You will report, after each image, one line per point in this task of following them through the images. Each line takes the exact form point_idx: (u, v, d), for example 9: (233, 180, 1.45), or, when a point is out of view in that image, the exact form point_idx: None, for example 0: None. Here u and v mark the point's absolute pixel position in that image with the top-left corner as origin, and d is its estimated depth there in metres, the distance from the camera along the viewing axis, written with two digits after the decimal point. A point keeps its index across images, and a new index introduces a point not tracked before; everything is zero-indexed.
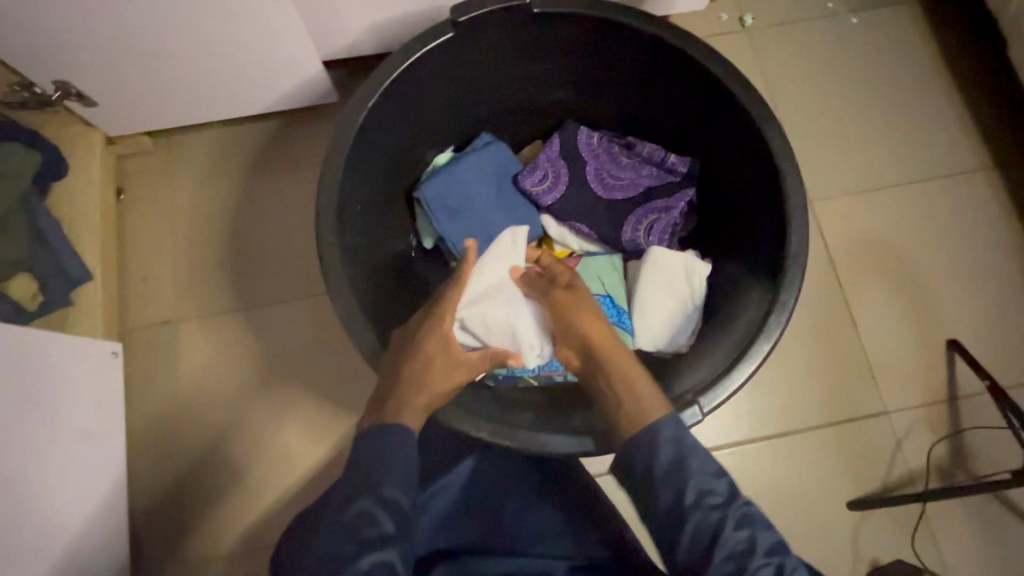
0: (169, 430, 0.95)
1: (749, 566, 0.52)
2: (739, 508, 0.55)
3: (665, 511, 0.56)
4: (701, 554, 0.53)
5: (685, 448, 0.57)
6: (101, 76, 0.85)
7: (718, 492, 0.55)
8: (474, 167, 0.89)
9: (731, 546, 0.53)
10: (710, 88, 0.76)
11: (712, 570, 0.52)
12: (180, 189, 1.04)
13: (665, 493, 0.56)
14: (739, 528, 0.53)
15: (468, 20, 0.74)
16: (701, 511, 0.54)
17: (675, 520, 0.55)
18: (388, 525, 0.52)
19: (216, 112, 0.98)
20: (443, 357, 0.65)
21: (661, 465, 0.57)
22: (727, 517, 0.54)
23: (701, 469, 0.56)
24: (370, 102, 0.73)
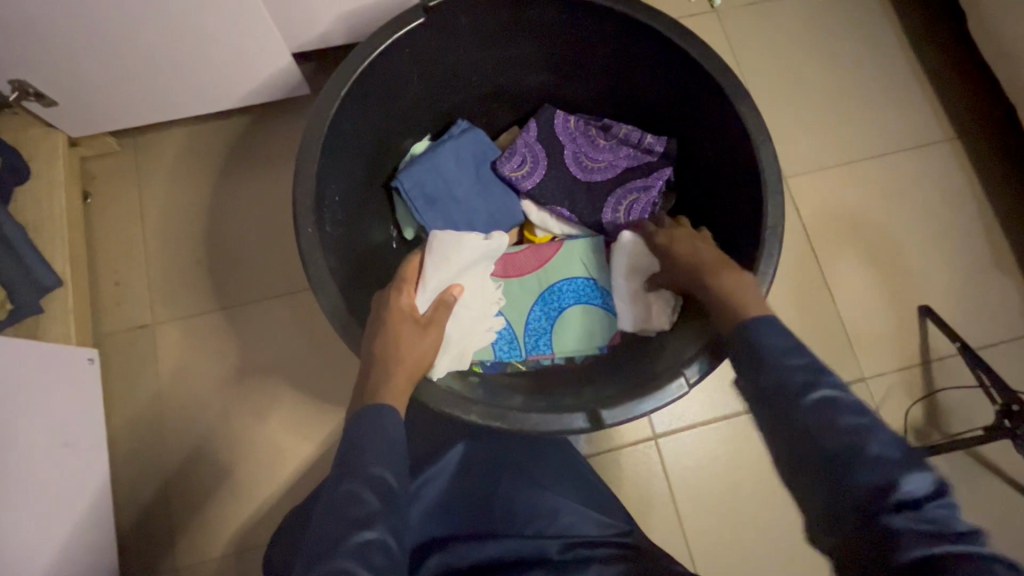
0: (152, 436, 0.94)
1: (861, 454, 0.44)
2: (831, 393, 0.48)
3: (751, 393, 0.52)
4: (806, 436, 0.47)
5: (788, 338, 0.53)
6: (60, 74, 0.82)
7: (826, 380, 0.49)
8: (453, 154, 0.88)
9: (838, 428, 0.46)
10: (682, 65, 0.76)
11: (801, 452, 0.46)
12: (150, 189, 1.01)
13: (758, 367, 0.52)
14: (850, 417, 0.46)
15: (439, 4, 0.74)
16: (788, 389, 0.49)
17: (779, 402, 0.49)
18: (373, 500, 0.51)
19: (184, 107, 0.95)
20: (419, 335, 0.67)
21: (752, 345, 0.54)
22: (816, 397, 0.48)
23: (804, 357, 0.51)
24: (343, 89, 0.71)
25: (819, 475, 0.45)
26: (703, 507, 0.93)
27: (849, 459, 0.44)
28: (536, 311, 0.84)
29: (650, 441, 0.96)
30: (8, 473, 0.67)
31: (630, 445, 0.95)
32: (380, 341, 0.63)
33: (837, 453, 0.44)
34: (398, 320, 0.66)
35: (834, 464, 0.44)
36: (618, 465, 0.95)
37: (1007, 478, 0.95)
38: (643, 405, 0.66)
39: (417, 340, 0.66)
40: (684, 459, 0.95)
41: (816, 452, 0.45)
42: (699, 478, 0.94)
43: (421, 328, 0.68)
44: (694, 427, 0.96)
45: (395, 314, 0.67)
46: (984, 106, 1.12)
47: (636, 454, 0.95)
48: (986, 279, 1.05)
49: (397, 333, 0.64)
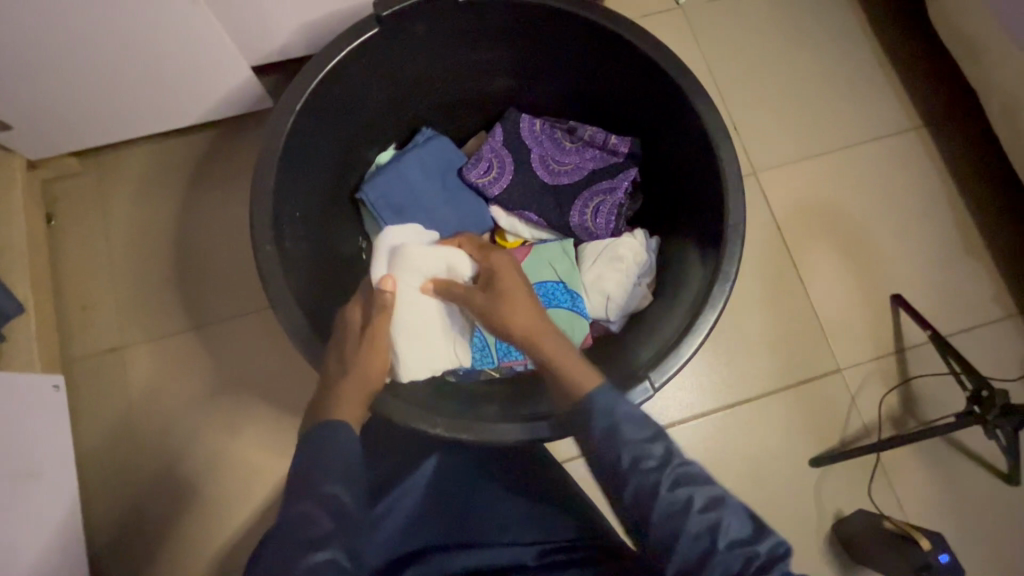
0: (127, 460, 0.92)
1: (687, 526, 0.51)
2: (677, 470, 0.53)
3: (620, 485, 0.55)
4: (646, 510, 0.53)
5: (618, 416, 0.57)
6: (11, 97, 0.80)
7: (653, 454, 0.54)
8: (417, 163, 0.88)
9: (670, 504, 0.52)
10: (641, 66, 0.76)
11: (676, 541, 0.51)
12: (114, 209, 1.00)
13: (598, 444, 0.57)
14: (675, 491, 0.52)
15: (392, 14, 0.73)
16: (648, 478, 0.53)
17: (617, 477, 0.55)
18: (325, 522, 0.50)
19: (143, 125, 0.94)
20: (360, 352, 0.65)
21: (599, 436, 0.56)
22: (662, 478, 0.53)
23: (635, 436, 0.55)
24: (298, 103, 0.71)
25: (697, 561, 0.50)
26: None
27: (703, 531, 0.51)
28: None
29: None
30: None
31: None
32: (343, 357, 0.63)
33: (671, 527, 0.52)
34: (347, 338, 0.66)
35: (669, 537, 0.52)
36: None
37: (983, 461, 0.95)
38: None
39: (361, 356, 0.64)
40: None
41: (687, 537, 0.51)
42: None
43: (364, 343, 0.66)
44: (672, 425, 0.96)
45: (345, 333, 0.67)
46: (948, 94, 1.13)
47: None
48: (956, 264, 1.06)
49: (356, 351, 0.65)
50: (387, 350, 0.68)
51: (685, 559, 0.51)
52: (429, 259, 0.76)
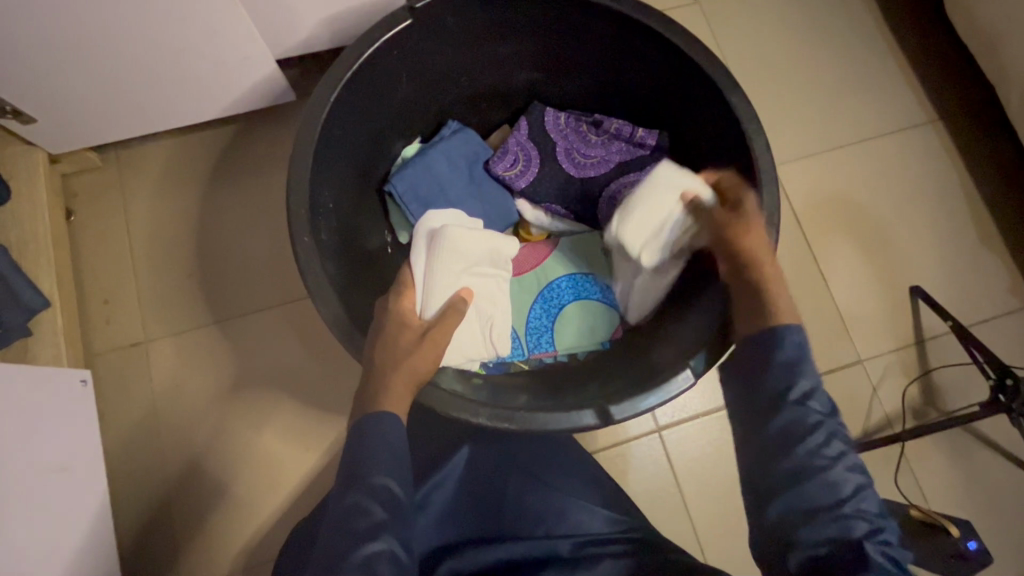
0: (151, 455, 0.92)
1: (829, 471, 0.52)
2: (831, 425, 0.54)
3: (761, 403, 0.56)
4: (789, 442, 0.53)
5: (803, 358, 0.57)
6: (38, 90, 0.80)
7: (815, 401, 0.55)
8: (445, 156, 0.88)
9: (813, 448, 0.53)
10: (672, 57, 0.76)
11: (811, 481, 0.52)
12: (136, 203, 0.99)
13: (763, 370, 0.58)
14: (827, 440, 0.53)
15: (425, 5, 0.73)
16: (798, 408, 0.55)
17: (770, 404, 0.56)
18: (378, 513, 0.50)
19: (166, 119, 0.93)
20: (418, 351, 0.65)
21: (776, 365, 0.57)
22: (821, 423, 0.54)
23: (806, 384, 0.56)
24: (333, 94, 0.71)
25: (819, 504, 0.51)
26: (708, 497, 0.94)
27: (833, 482, 0.52)
28: (536, 308, 0.85)
29: (654, 433, 0.96)
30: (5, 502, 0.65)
31: (636, 438, 0.95)
32: (383, 346, 0.63)
33: (804, 464, 0.52)
34: (395, 339, 0.65)
35: (801, 470, 0.52)
36: (624, 459, 0.95)
37: (1003, 450, 0.96)
38: (648, 399, 0.66)
39: (416, 352, 0.64)
40: (689, 449, 0.96)
41: (802, 468, 0.52)
42: (704, 466, 0.95)
43: (420, 340, 0.67)
44: (696, 417, 0.96)
45: (392, 333, 0.65)
46: (964, 87, 1.14)
47: (641, 447, 0.95)
48: (974, 256, 1.07)
49: (397, 340, 0.64)
50: (434, 343, 0.67)
51: (794, 485, 0.52)
52: (475, 244, 0.77)
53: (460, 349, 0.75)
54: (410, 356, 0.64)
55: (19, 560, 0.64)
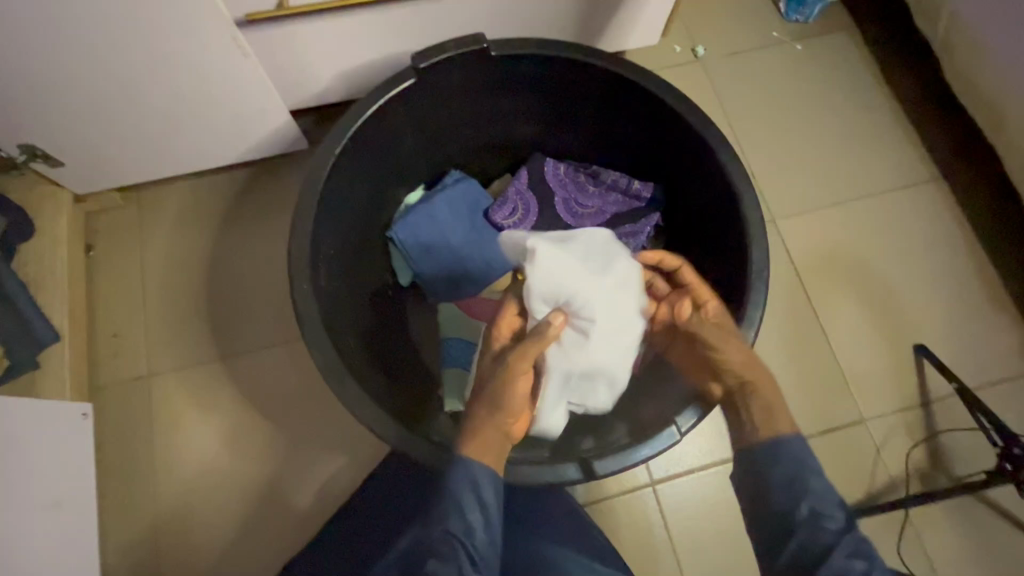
0: (146, 492, 0.93)
1: None
2: (854, 539, 0.53)
3: (772, 528, 0.55)
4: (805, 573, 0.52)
5: (806, 467, 0.56)
6: (68, 138, 0.86)
7: (835, 514, 0.54)
8: (446, 204, 0.91)
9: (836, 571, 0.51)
10: (666, 117, 0.79)
11: None
12: (151, 241, 1.04)
13: (758, 487, 0.57)
14: (852, 559, 0.51)
15: (429, 65, 0.77)
16: (810, 528, 0.54)
17: (785, 527, 0.55)
18: (456, 525, 0.55)
19: (185, 164, 0.98)
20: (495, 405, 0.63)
21: (779, 479, 0.56)
22: (840, 542, 0.52)
23: (818, 491, 0.55)
24: (337, 146, 0.75)
25: None
26: (702, 560, 0.91)
27: None
28: None
29: (648, 488, 0.94)
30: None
31: (629, 491, 0.94)
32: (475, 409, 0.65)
33: None
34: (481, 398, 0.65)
35: None
36: (616, 513, 0.93)
37: (1015, 520, 0.92)
38: (635, 453, 0.66)
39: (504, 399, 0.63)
40: (684, 506, 0.93)
41: None
42: (700, 524, 0.92)
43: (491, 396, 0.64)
44: (692, 473, 0.94)
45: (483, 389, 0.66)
46: (966, 146, 1.14)
47: (634, 501, 0.93)
48: (978, 314, 1.05)
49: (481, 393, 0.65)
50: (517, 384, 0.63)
51: None
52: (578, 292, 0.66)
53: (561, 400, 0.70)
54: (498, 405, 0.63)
55: None
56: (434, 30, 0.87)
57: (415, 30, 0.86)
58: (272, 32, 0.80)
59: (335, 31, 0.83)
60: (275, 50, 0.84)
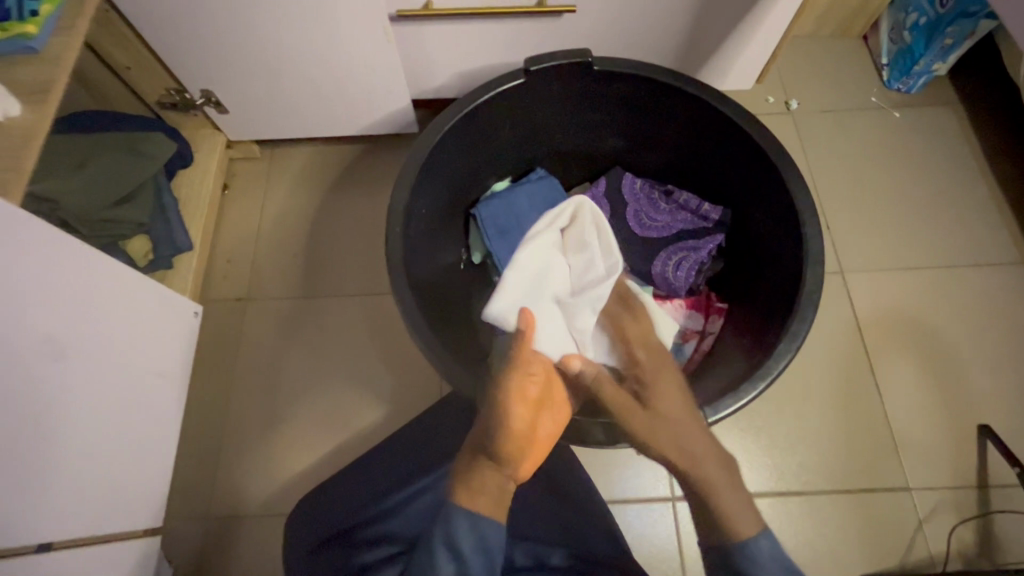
0: (223, 401, 1.06)
1: None
2: None
3: None
4: None
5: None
6: (236, 90, 1.04)
7: None
8: (527, 196, 1.01)
9: None
10: (744, 145, 0.85)
11: None
12: (275, 190, 1.22)
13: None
14: None
15: (537, 69, 0.88)
16: None
17: None
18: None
19: (316, 128, 1.15)
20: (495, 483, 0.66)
21: None
22: None
23: None
24: (446, 124, 0.87)
25: None
26: None
27: None
28: None
29: (669, 502, 0.95)
30: (97, 383, 0.77)
31: (650, 500, 0.95)
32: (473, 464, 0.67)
33: None
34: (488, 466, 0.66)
35: None
36: (633, 517, 0.95)
37: None
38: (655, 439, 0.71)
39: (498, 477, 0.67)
40: None
41: None
42: None
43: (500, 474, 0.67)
44: None
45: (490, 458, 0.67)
46: None
47: (653, 510, 0.95)
48: None
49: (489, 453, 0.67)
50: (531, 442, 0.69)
51: None
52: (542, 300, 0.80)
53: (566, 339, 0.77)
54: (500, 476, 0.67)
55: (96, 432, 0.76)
56: (548, 43, 0.99)
57: (531, 40, 0.98)
58: (415, 26, 0.95)
59: (465, 33, 0.96)
60: (412, 43, 0.99)
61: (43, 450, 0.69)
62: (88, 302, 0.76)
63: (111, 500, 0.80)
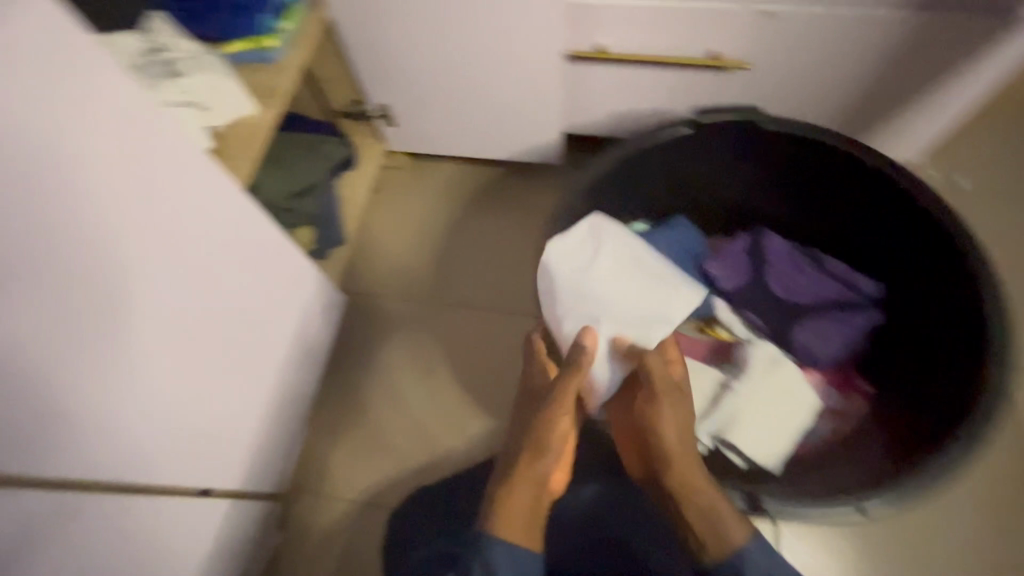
0: (343, 390, 1.13)
1: None
2: None
3: None
4: None
5: None
6: (408, 106, 1.13)
7: None
8: (666, 242, 1.00)
9: None
10: (925, 225, 0.82)
11: None
12: (417, 200, 1.30)
13: None
14: None
15: (706, 122, 0.88)
16: None
17: None
18: None
19: (466, 148, 1.21)
20: (528, 483, 0.69)
21: None
22: None
23: None
24: (606, 162, 0.88)
25: None
26: None
27: None
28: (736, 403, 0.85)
29: None
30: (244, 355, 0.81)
31: None
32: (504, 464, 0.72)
33: None
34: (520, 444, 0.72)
35: None
36: None
37: None
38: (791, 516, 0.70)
39: (534, 460, 0.70)
40: None
41: None
42: None
43: (527, 459, 0.70)
44: None
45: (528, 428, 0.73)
46: None
47: None
48: None
49: (524, 444, 0.71)
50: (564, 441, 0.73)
51: None
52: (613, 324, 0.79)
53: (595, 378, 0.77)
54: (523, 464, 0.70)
55: (229, 404, 0.79)
56: (713, 92, 0.99)
57: (696, 88, 0.99)
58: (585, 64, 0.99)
59: (632, 74, 0.99)
60: (577, 79, 1.03)
61: (179, 402, 0.70)
62: (257, 275, 0.80)
63: (235, 467, 0.84)
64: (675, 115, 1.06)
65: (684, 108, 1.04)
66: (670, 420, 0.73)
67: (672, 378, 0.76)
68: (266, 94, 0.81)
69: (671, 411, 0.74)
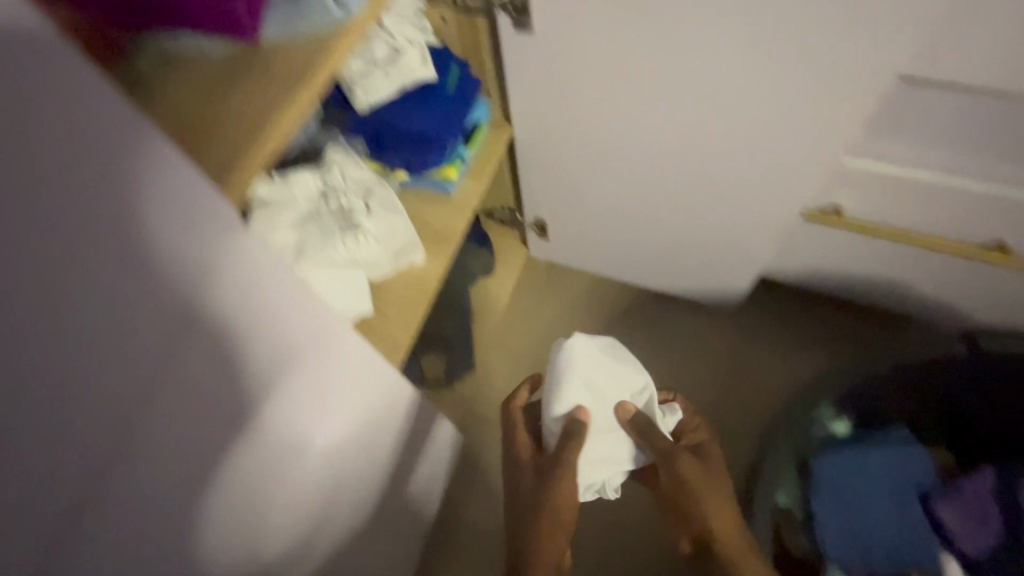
0: (439, 543, 0.94)
1: None
2: None
3: None
4: None
5: None
6: (570, 221, 0.91)
7: None
8: (879, 464, 0.78)
9: None
10: None
11: None
12: (548, 311, 1.05)
13: None
14: None
15: (987, 351, 0.76)
16: None
17: None
18: None
19: (626, 271, 0.99)
20: (560, 538, 0.59)
21: None
22: None
23: None
24: (854, 372, 0.79)
25: None
26: None
27: None
28: None
29: None
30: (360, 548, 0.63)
31: None
32: (521, 485, 0.61)
33: None
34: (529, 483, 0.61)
35: None
36: None
37: None
38: None
39: (558, 496, 0.58)
40: None
41: None
42: None
43: (549, 487, 0.58)
44: None
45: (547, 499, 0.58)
46: None
47: None
48: None
49: (523, 485, 0.61)
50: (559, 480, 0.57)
51: None
52: (600, 381, 0.60)
53: (591, 466, 0.60)
54: (548, 536, 0.58)
55: None
56: (990, 276, 0.76)
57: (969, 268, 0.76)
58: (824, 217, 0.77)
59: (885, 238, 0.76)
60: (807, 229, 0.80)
61: None
62: (386, 455, 0.61)
63: None
64: (920, 286, 0.83)
65: (938, 285, 0.81)
66: (713, 497, 0.59)
67: (676, 474, 0.58)
68: (435, 238, 0.72)
69: (711, 484, 0.60)
